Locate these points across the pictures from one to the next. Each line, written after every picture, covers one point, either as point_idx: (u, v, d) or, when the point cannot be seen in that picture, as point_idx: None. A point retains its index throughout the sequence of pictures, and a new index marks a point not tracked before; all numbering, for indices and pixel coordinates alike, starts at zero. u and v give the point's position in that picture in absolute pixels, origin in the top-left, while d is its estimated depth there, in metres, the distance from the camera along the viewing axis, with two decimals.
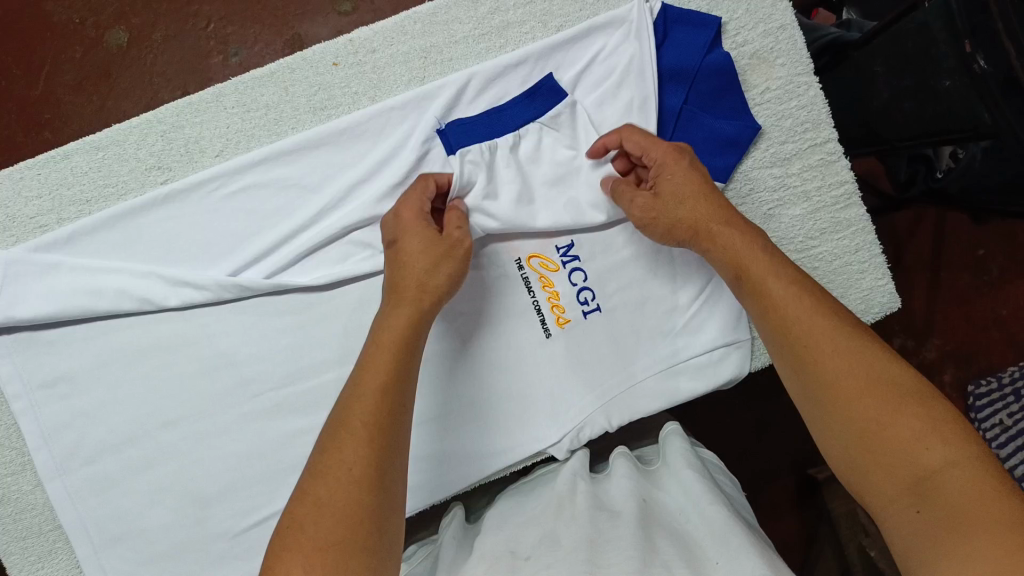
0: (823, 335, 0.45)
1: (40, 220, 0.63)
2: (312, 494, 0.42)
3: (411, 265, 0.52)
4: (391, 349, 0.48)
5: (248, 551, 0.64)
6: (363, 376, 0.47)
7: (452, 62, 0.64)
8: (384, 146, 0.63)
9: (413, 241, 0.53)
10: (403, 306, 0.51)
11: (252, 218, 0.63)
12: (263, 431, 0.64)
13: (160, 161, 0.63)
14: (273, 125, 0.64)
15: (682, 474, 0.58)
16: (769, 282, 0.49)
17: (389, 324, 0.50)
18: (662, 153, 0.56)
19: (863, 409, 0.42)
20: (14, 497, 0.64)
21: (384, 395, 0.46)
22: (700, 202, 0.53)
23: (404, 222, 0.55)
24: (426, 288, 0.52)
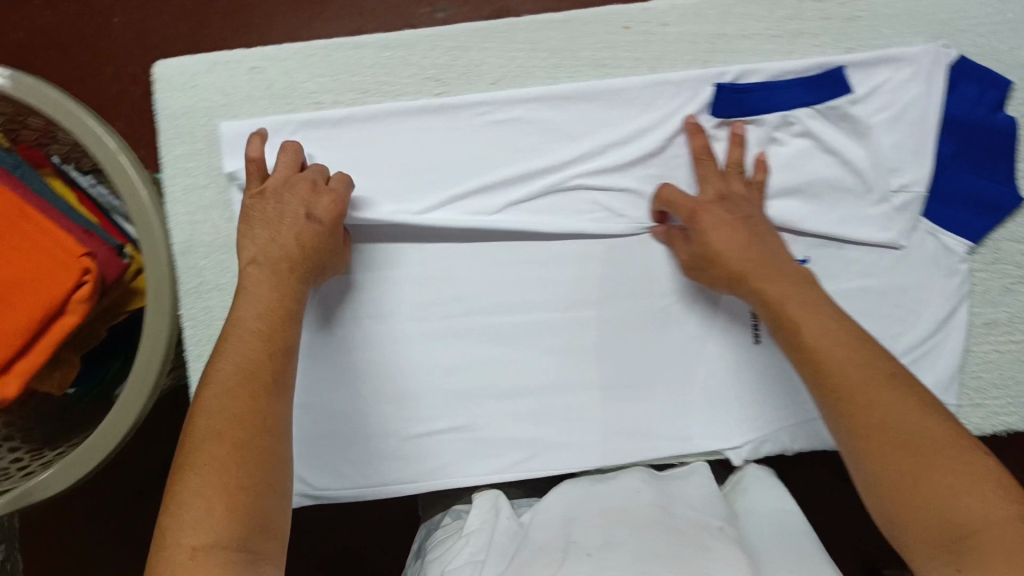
0: (865, 387, 0.48)
1: (317, 97, 0.65)
2: (207, 427, 0.45)
3: (306, 240, 0.58)
4: (268, 317, 0.53)
5: (417, 457, 0.66)
6: (261, 330, 0.52)
7: (738, 54, 0.64)
8: (652, 118, 0.64)
9: (326, 219, 0.59)
10: (273, 274, 0.56)
11: (511, 151, 0.65)
12: (460, 349, 0.66)
13: (439, 74, 0.65)
14: (552, 69, 0.65)
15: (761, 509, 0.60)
16: (810, 330, 0.52)
17: (258, 291, 0.54)
18: (698, 202, 0.61)
19: (903, 454, 0.45)
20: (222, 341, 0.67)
21: (269, 355, 0.50)
22: (740, 257, 0.57)
23: (301, 193, 0.59)
24: (301, 254, 0.57)
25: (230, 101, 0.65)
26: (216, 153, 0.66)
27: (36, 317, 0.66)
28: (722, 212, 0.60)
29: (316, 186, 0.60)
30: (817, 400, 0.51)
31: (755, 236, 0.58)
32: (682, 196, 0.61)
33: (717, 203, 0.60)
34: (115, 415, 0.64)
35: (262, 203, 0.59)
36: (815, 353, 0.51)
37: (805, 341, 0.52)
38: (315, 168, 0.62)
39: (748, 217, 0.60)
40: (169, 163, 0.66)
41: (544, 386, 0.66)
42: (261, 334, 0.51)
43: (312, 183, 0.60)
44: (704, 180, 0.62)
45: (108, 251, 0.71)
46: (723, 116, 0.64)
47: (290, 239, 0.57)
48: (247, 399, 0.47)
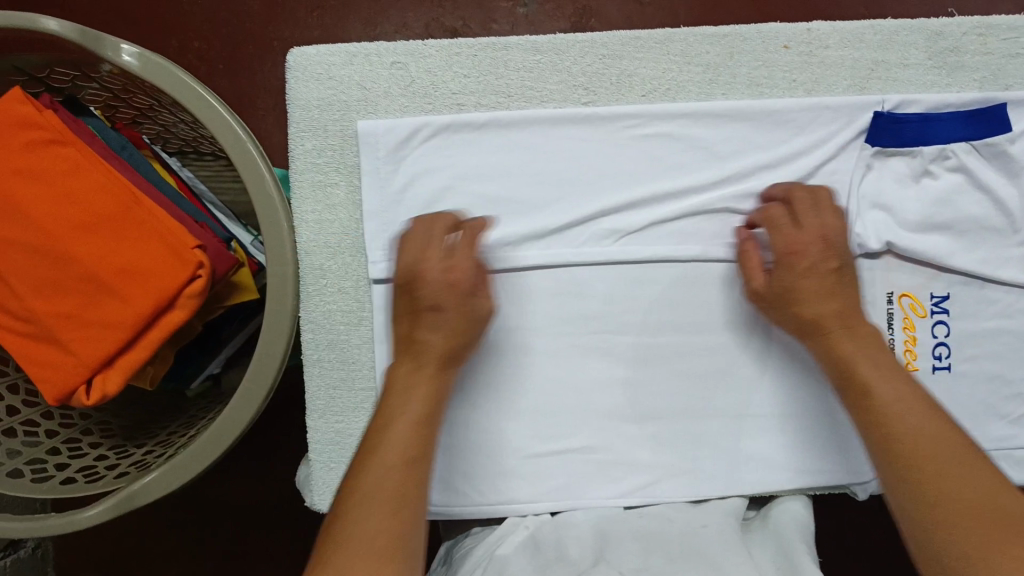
0: (926, 455, 0.47)
1: (460, 98, 0.63)
2: (360, 510, 0.46)
3: (445, 335, 0.56)
4: (418, 410, 0.53)
5: (535, 475, 0.63)
6: (415, 411, 0.52)
7: (896, 82, 0.63)
8: (805, 142, 0.62)
9: (451, 307, 0.56)
10: (422, 376, 0.54)
11: (655, 167, 0.63)
12: (589, 367, 0.64)
13: (589, 82, 0.63)
14: (706, 85, 0.63)
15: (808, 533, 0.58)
16: (884, 392, 0.51)
17: (407, 378, 0.54)
18: (810, 231, 0.58)
19: (974, 525, 0.43)
20: (341, 346, 0.64)
21: (409, 461, 0.49)
22: (824, 307, 0.56)
23: (432, 284, 0.56)
24: (439, 355, 0.55)
25: (369, 97, 0.63)
26: (349, 149, 0.63)
27: (148, 311, 0.62)
28: (818, 259, 0.57)
29: (449, 265, 0.57)
30: (884, 467, 0.49)
31: (845, 289, 0.56)
32: (783, 227, 0.58)
33: (816, 240, 0.57)
34: (222, 423, 0.61)
35: (410, 289, 0.57)
36: (888, 416, 0.50)
37: (875, 404, 0.51)
38: (466, 252, 0.58)
39: (842, 267, 0.57)
40: (298, 156, 0.63)
41: (675, 410, 0.64)
42: (409, 428, 0.51)
43: (440, 266, 0.57)
44: (804, 217, 0.58)
45: (217, 243, 0.67)
46: (879, 144, 0.62)
47: (431, 336, 0.56)
48: (389, 512, 0.46)
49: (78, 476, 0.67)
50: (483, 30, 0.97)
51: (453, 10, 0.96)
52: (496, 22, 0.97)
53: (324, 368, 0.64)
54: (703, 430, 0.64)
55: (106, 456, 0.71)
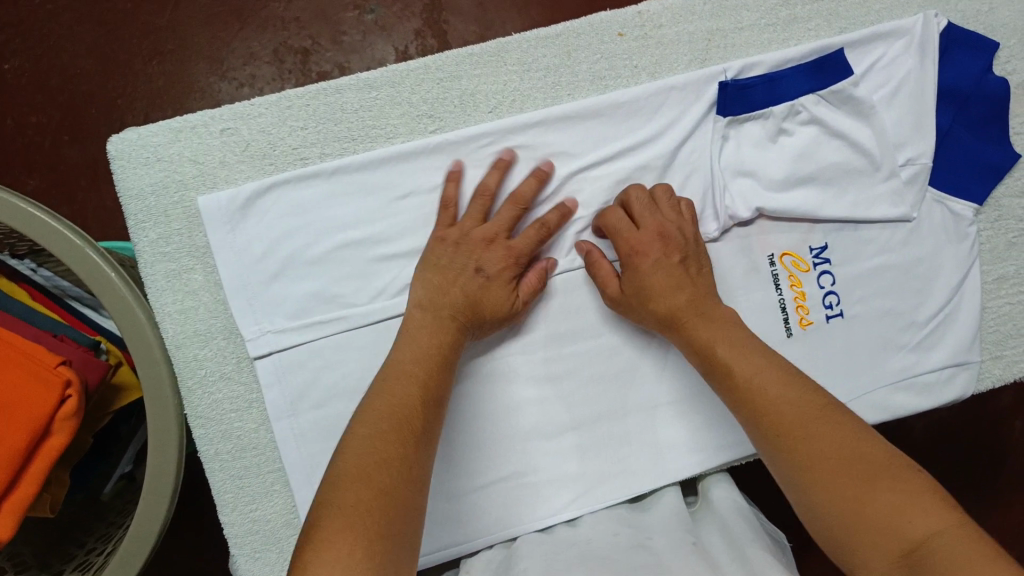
0: (794, 412, 0.45)
1: (302, 152, 0.60)
2: (358, 447, 0.43)
3: (474, 294, 0.55)
4: (426, 362, 0.51)
5: (466, 514, 0.61)
6: (415, 377, 0.49)
7: (735, 48, 0.64)
8: (661, 125, 0.62)
9: (497, 277, 0.56)
10: (444, 321, 0.54)
11: (520, 180, 0.61)
12: (496, 395, 0.62)
13: (433, 109, 0.61)
14: (551, 89, 0.62)
15: (727, 517, 0.57)
16: (744, 364, 0.49)
17: (420, 339, 0.52)
18: (643, 237, 0.57)
19: (843, 480, 0.41)
20: (236, 434, 0.60)
21: (418, 402, 0.47)
22: (670, 297, 0.55)
23: (499, 252, 0.57)
24: (450, 321, 0.54)
25: (205, 171, 0.59)
26: (196, 230, 0.59)
27: (23, 446, 0.58)
28: (661, 254, 0.57)
29: (508, 244, 0.57)
30: (750, 437, 0.48)
31: (688, 279, 0.56)
32: (621, 228, 0.58)
33: (654, 243, 0.57)
34: (129, 546, 0.58)
35: (446, 244, 0.57)
36: (752, 389, 0.48)
37: (738, 378, 0.49)
38: (528, 233, 0.58)
39: (684, 259, 0.57)
40: (145, 249, 0.59)
41: (592, 416, 0.63)
42: (418, 380, 0.49)
43: (503, 241, 0.57)
44: (641, 217, 0.58)
45: (84, 353, 0.63)
46: (732, 112, 0.62)
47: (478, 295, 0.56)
48: (391, 442, 0.43)
49: None
50: (335, 44, 0.83)
51: (298, 29, 0.82)
52: (347, 32, 0.83)
53: (224, 461, 0.60)
54: (621, 430, 0.64)
55: None
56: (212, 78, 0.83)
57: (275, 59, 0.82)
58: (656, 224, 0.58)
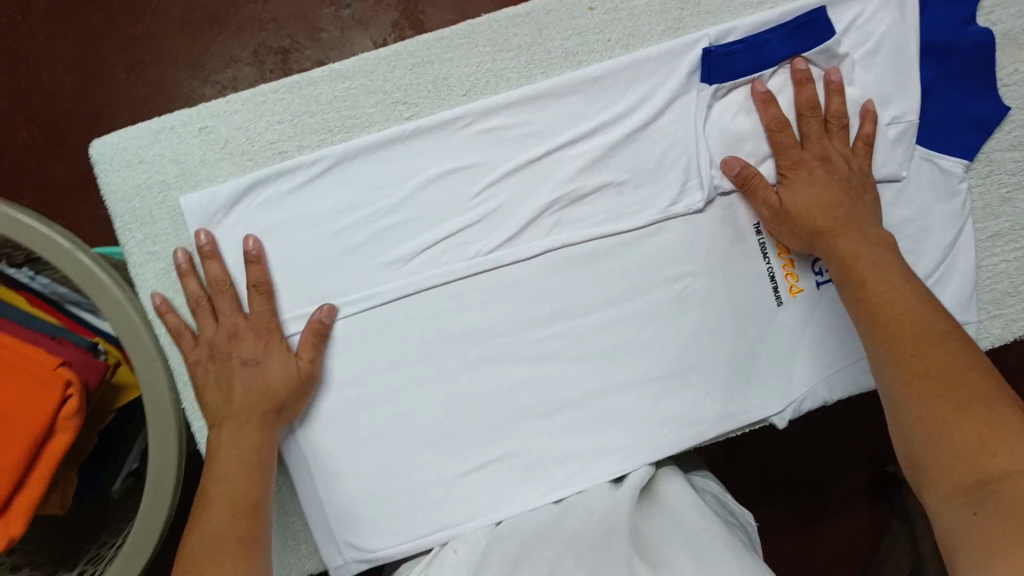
0: (909, 332, 0.50)
1: (280, 146, 0.61)
2: (197, 570, 0.46)
3: (256, 388, 0.57)
4: (242, 469, 0.54)
5: (463, 496, 0.63)
6: (229, 497, 0.52)
7: (709, 15, 0.63)
8: (636, 98, 0.61)
9: (266, 356, 0.58)
10: (251, 425, 0.56)
11: (498, 162, 0.61)
12: (485, 378, 0.63)
13: (407, 96, 0.61)
14: (524, 68, 0.62)
15: (677, 504, 0.58)
16: (897, 287, 0.53)
17: (237, 443, 0.55)
18: (819, 146, 0.60)
19: (940, 401, 0.45)
20: None
21: (239, 514, 0.51)
22: (821, 216, 0.58)
23: (266, 332, 0.58)
24: (268, 405, 0.56)
25: (186, 169, 0.60)
26: (181, 229, 0.60)
27: (27, 447, 0.59)
28: (821, 171, 0.60)
29: (251, 325, 0.58)
30: (868, 352, 0.52)
31: (848, 195, 0.59)
32: (790, 143, 0.60)
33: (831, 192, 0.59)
34: (133, 540, 0.59)
35: (205, 364, 0.58)
36: (878, 309, 0.52)
37: (867, 303, 0.53)
38: (258, 300, 0.58)
39: (845, 179, 0.60)
40: (132, 250, 0.60)
41: (583, 394, 0.63)
42: (230, 498, 0.52)
43: (245, 326, 0.58)
44: (808, 132, 0.61)
45: (82, 354, 0.65)
46: (716, 80, 0.61)
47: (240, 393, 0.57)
48: (224, 556, 0.47)
49: None
50: (314, 41, 0.83)
51: (276, 29, 0.83)
52: (325, 29, 0.83)
53: None
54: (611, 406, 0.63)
55: None
56: (195, 82, 0.84)
57: (255, 60, 0.83)
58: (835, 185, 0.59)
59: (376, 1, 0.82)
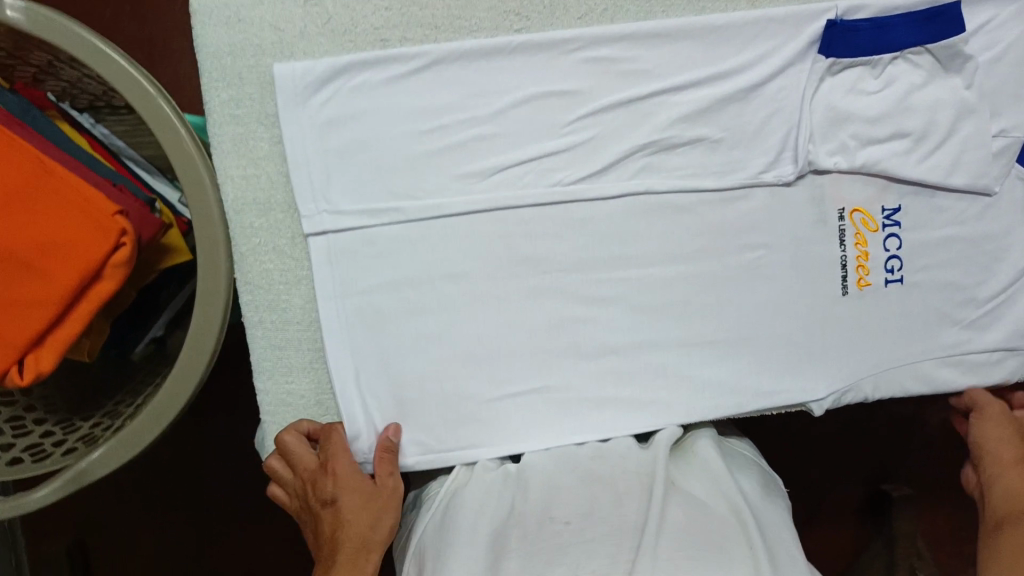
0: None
1: (383, 33, 0.59)
2: None
3: (342, 449, 0.59)
4: (362, 509, 0.57)
5: (495, 420, 0.63)
6: (350, 540, 0.56)
7: None
8: (753, 57, 0.59)
9: (336, 443, 0.59)
10: (354, 475, 0.58)
11: (600, 94, 0.60)
12: (541, 309, 0.62)
13: (522, 7, 0.59)
14: (645, 3, 0.60)
15: (711, 464, 0.61)
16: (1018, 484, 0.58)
17: (345, 481, 0.58)
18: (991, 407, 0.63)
19: None
20: (282, 307, 0.61)
21: (360, 559, 0.55)
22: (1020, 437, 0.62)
23: (354, 489, 0.58)
24: (374, 549, 0.56)
25: (283, 38, 0.58)
26: (268, 97, 0.58)
27: (74, 285, 0.59)
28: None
29: (329, 462, 0.59)
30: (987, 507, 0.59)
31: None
32: (1000, 419, 0.62)
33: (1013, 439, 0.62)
34: (165, 398, 0.59)
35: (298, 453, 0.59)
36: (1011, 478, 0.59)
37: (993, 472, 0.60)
38: (328, 448, 0.59)
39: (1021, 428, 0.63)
40: (215, 109, 0.58)
41: (633, 345, 0.63)
42: (356, 541, 0.56)
43: (329, 453, 0.59)
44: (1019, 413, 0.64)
45: (139, 207, 0.63)
46: (835, 54, 0.59)
47: (345, 499, 0.57)
48: None
49: (24, 457, 0.64)
50: None
51: None
52: None
53: (266, 332, 0.61)
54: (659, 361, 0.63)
55: (52, 433, 0.68)
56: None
57: None
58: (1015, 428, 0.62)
59: None
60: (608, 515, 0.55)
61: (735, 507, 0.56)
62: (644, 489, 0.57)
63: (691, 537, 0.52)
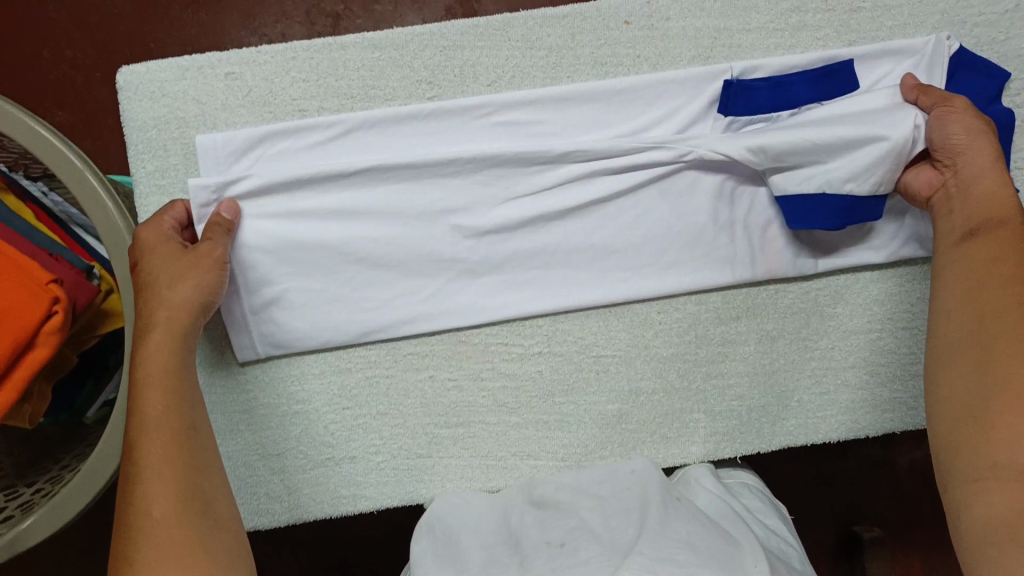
0: (969, 344, 0.52)
1: (300, 104, 0.62)
2: (145, 386, 0.51)
3: (163, 232, 0.57)
4: (176, 310, 0.54)
5: (418, 474, 0.64)
6: (163, 320, 0.54)
7: (740, 50, 0.64)
8: (653, 117, 0.62)
9: (161, 223, 0.57)
10: (171, 258, 0.56)
11: (514, 151, 0.61)
12: (466, 361, 0.64)
13: (432, 76, 0.62)
14: (551, 70, 0.63)
15: (719, 497, 0.60)
16: (989, 184, 0.56)
17: (162, 255, 0.56)
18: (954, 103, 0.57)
19: (986, 404, 0.48)
20: (226, 370, 0.62)
21: (183, 338, 0.54)
22: (989, 200, 0.55)
23: (159, 248, 0.56)
24: (188, 309, 0.55)
25: (207, 111, 0.61)
26: (192, 167, 0.61)
27: (8, 353, 0.60)
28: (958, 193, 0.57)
29: (158, 228, 0.57)
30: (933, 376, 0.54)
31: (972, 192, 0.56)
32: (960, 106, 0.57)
33: (991, 165, 0.56)
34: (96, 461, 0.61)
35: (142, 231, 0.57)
36: (941, 334, 0.54)
37: (939, 336, 0.54)
38: (163, 223, 0.58)
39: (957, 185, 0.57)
40: (142, 180, 0.61)
41: (554, 395, 0.65)
42: (171, 322, 0.54)
43: (159, 224, 0.57)
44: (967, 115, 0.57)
45: (76, 275, 0.65)
46: (733, 112, 0.61)
47: (154, 266, 0.55)
48: (173, 382, 0.52)
49: None
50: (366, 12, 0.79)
51: None
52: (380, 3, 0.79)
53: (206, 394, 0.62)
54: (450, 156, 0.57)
55: None
56: (243, 30, 0.79)
57: (306, 20, 0.78)
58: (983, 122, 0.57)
59: None
60: (602, 537, 0.52)
61: (743, 531, 0.54)
62: (644, 510, 0.55)
63: (696, 550, 0.49)
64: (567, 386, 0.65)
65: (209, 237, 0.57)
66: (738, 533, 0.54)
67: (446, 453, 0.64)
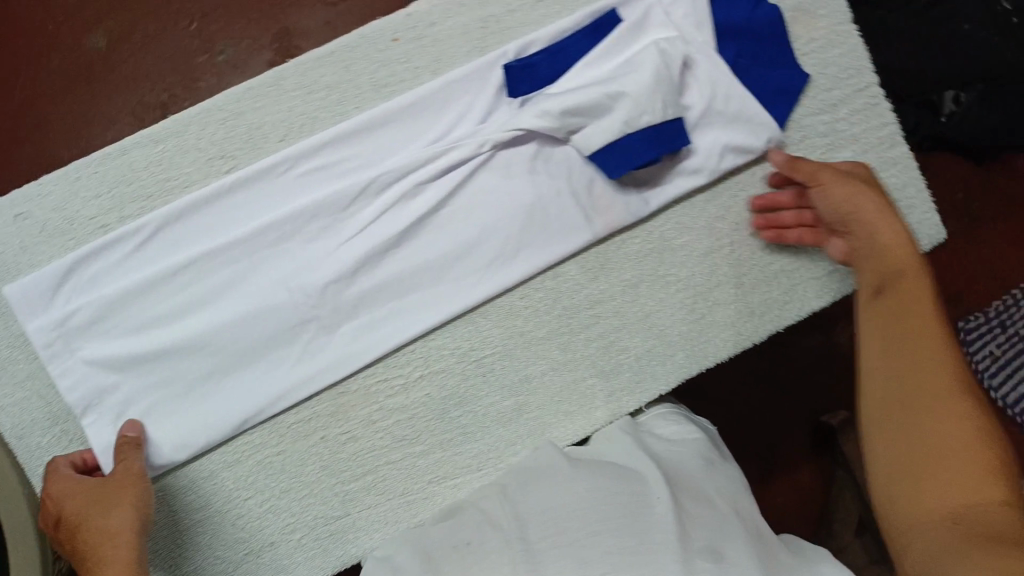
0: (907, 371, 0.52)
1: (100, 220, 0.60)
2: None
3: (68, 479, 0.56)
4: (110, 531, 0.52)
5: (343, 535, 0.63)
6: (102, 549, 0.51)
7: (511, 31, 0.65)
8: (448, 122, 0.63)
9: (64, 474, 0.56)
10: (87, 491, 0.55)
11: (325, 197, 0.61)
12: (349, 409, 0.64)
13: (223, 150, 0.61)
14: (337, 106, 0.63)
15: (630, 442, 0.61)
16: (882, 234, 0.57)
17: (77, 495, 0.55)
18: (830, 180, 0.59)
19: (931, 438, 0.48)
20: None
21: (131, 548, 0.52)
22: (888, 253, 0.56)
23: (70, 492, 0.55)
24: (127, 521, 0.53)
25: (7, 259, 0.59)
26: (11, 320, 0.59)
27: None
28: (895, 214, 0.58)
29: (61, 479, 0.56)
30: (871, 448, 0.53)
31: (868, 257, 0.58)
32: (827, 172, 0.59)
33: (877, 209, 0.57)
34: None
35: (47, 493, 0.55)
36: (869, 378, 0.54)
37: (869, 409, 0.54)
38: (64, 471, 0.57)
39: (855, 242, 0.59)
40: None
41: (449, 408, 0.65)
42: (110, 543, 0.52)
43: (61, 475, 0.56)
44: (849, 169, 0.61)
45: None
46: (521, 92, 0.63)
47: (74, 508, 0.54)
48: None
49: None
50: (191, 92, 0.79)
51: (152, 85, 0.79)
52: (201, 78, 0.79)
53: None
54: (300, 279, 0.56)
55: None
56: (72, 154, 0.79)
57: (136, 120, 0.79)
58: (860, 177, 0.59)
59: (248, 44, 0.79)
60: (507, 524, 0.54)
61: (651, 470, 0.57)
62: (551, 483, 0.57)
63: (596, 512, 0.52)
64: (458, 399, 0.65)
65: (120, 463, 0.57)
66: (646, 472, 0.56)
67: (361, 506, 0.64)
